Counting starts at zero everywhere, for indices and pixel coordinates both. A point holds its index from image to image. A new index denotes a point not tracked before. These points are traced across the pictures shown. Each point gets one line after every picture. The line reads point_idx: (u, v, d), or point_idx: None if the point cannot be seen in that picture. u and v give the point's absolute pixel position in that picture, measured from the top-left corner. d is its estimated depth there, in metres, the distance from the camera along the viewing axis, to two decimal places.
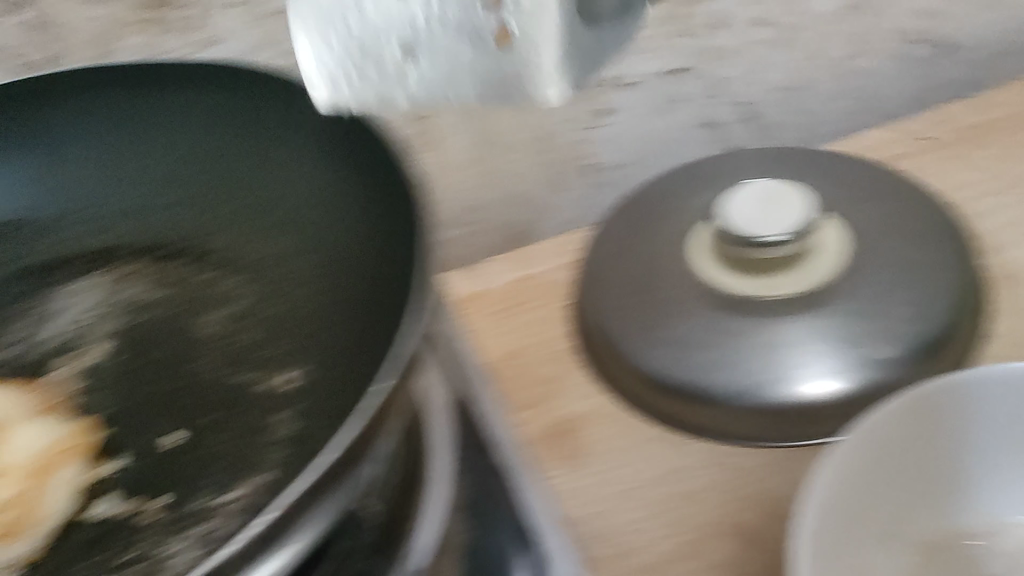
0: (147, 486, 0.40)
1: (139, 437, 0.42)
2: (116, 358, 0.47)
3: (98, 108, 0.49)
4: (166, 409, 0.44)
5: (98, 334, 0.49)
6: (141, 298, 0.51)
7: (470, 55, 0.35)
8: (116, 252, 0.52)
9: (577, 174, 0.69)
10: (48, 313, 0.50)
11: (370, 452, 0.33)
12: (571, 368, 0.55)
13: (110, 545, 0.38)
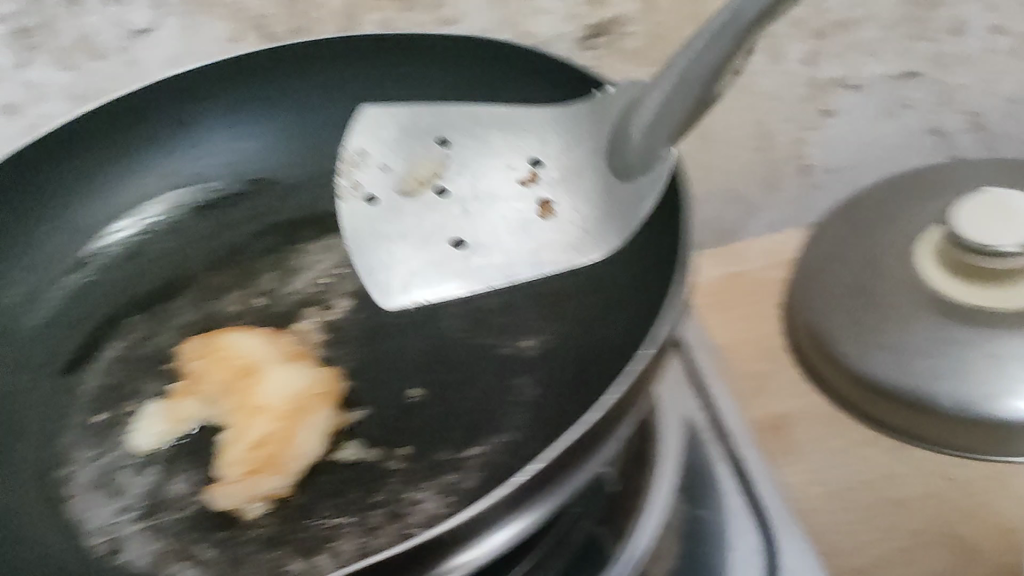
0: (389, 436, 0.41)
1: (378, 391, 0.44)
2: (356, 313, 0.48)
3: (382, 76, 0.55)
4: (409, 368, 0.45)
5: (340, 292, 0.49)
6: None
7: (530, 232, 0.45)
8: None
9: (794, 174, 0.68)
10: (294, 269, 0.51)
11: (617, 427, 0.34)
12: (783, 365, 0.57)
13: (360, 487, 0.39)
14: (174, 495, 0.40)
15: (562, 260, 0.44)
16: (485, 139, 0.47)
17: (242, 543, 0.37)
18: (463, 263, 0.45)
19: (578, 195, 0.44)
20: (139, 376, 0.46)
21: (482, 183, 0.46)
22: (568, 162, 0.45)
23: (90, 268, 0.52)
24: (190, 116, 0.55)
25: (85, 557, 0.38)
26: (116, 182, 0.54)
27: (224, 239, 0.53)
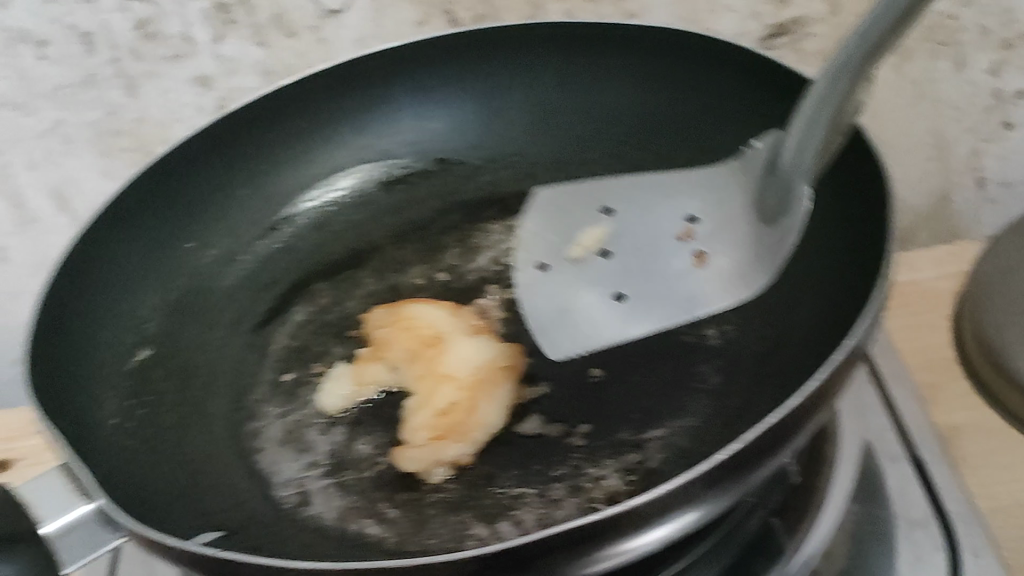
0: (567, 414, 0.43)
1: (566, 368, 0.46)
2: None
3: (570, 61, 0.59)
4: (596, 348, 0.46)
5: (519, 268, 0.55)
6: None
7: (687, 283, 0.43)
8: None
9: (971, 186, 0.68)
10: (476, 246, 0.57)
11: (806, 426, 0.34)
12: (960, 378, 0.53)
13: (541, 460, 0.41)
14: (359, 455, 0.43)
15: (716, 302, 0.42)
16: (652, 200, 0.46)
17: (424, 505, 0.40)
18: (624, 314, 0.44)
19: (732, 241, 0.42)
20: (328, 339, 0.52)
21: (644, 242, 0.45)
22: (726, 213, 0.43)
23: (289, 229, 0.58)
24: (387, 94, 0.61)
25: (276, 506, 0.41)
26: (314, 153, 0.60)
27: (408, 213, 0.59)
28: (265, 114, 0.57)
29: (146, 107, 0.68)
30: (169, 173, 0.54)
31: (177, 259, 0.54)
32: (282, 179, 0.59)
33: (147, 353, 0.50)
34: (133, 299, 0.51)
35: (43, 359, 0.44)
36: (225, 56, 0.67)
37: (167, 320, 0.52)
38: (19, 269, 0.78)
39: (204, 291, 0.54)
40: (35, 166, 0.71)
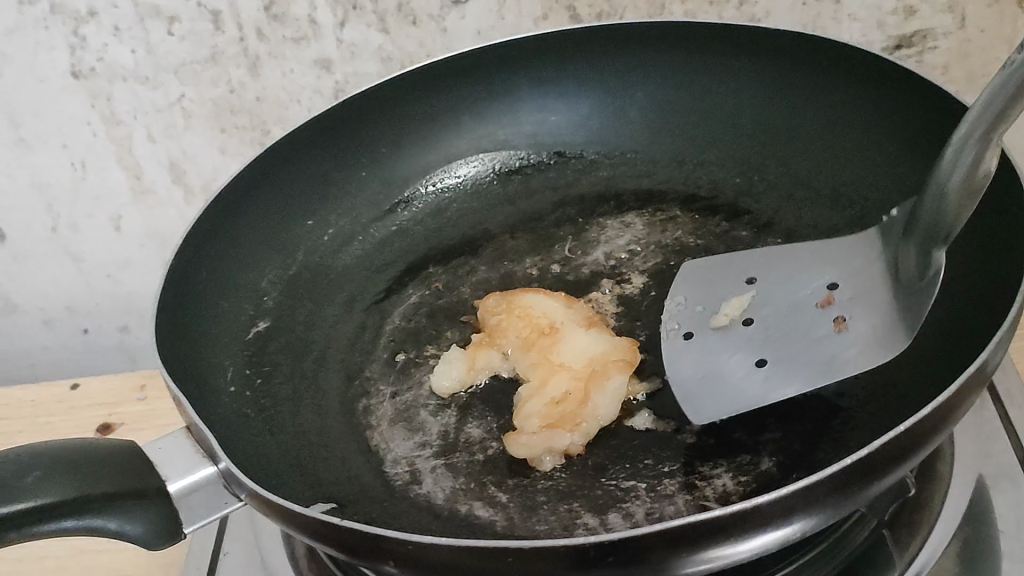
0: (676, 412, 0.45)
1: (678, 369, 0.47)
2: (646, 293, 0.54)
3: (697, 57, 0.61)
4: None
5: (634, 268, 0.55)
6: (671, 241, 0.57)
7: (827, 344, 0.43)
8: (666, 197, 0.60)
9: None
10: (591, 240, 0.58)
11: (931, 444, 0.34)
12: None
13: (650, 456, 0.43)
14: (468, 438, 0.45)
15: (858, 366, 0.42)
16: (795, 276, 0.47)
17: (531, 492, 0.42)
18: (769, 374, 0.43)
19: (873, 310, 0.43)
20: (441, 323, 0.54)
21: (788, 312, 0.45)
22: (867, 290, 0.44)
23: (408, 210, 0.63)
24: (514, 86, 0.64)
25: (388, 482, 0.43)
26: (438, 141, 0.65)
27: (521, 205, 0.62)
28: (391, 100, 0.62)
29: (266, 87, 0.70)
30: (299, 151, 0.59)
31: (300, 236, 0.59)
32: (404, 166, 0.64)
33: (263, 326, 0.52)
34: (257, 272, 0.55)
35: (172, 324, 0.46)
36: (347, 41, 0.68)
37: (285, 293, 0.55)
38: (130, 239, 0.80)
39: (320, 266, 0.58)
40: (155, 139, 0.73)
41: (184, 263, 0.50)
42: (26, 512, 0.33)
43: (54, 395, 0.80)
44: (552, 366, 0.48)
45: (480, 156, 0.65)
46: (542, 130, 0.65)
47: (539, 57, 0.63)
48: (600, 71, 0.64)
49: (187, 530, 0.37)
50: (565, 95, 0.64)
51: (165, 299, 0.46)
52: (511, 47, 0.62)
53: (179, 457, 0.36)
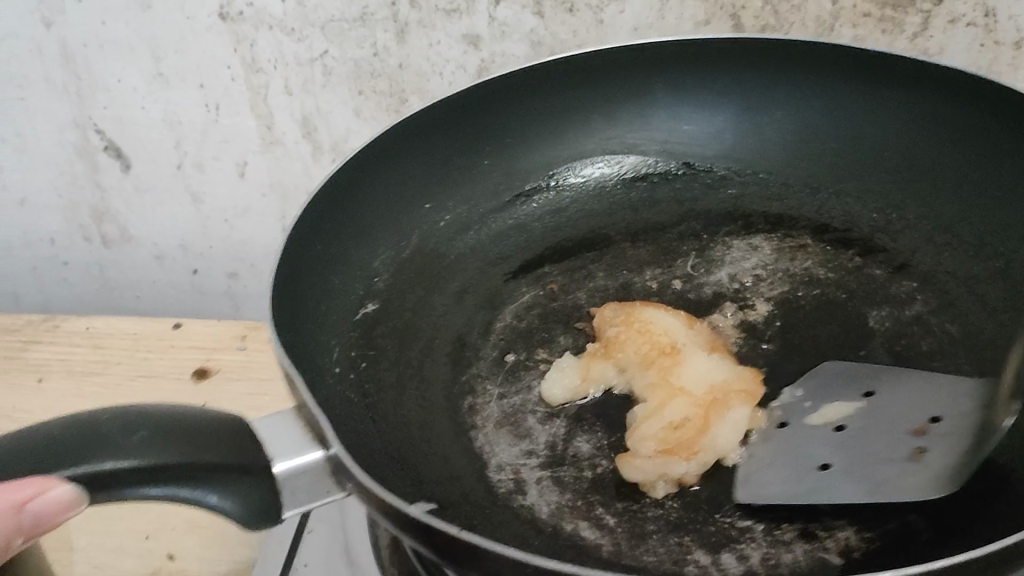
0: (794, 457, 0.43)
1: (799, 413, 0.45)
2: (771, 323, 0.51)
3: (849, 80, 0.58)
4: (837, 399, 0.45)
5: (759, 294, 0.53)
6: (801, 271, 0.54)
7: (896, 467, 0.41)
8: (795, 223, 0.57)
9: None
10: (716, 260, 0.55)
11: None
12: None
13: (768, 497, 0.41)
14: (577, 454, 0.44)
15: (907, 494, 0.39)
16: (906, 395, 0.45)
17: (642, 520, 0.41)
18: (831, 476, 0.41)
19: (955, 450, 0.41)
20: (554, 327, 0.52)
21: (881, 426, 0.43)
22: (958, 435, 0.42)
23: (528, 205, 0.61)
24: (651, 87, 0.62)
25: (492, 488, 0.42)
26: (565, 135, 0.62)
27: (644, 214, 0.59)
28: (521, 90, 0.60)
29: (409, 55, 0.69)
30: (431, 130, 0.58)
31: (417, 218, 0.57)
32: (528, 158, 0.62)
33: (371, 309, 0.51)
34: (370, 252, 0.54)
35: (289, 290, 0.45)
36: (499, 19, 0.66)
37: (397, 276, 0.54)
38: (252, 186, 0.79)
39: (436, 252, 0.56)
40: (292, 91, 0.73)
41: (305, 230, 0.49)
42: (126, 471, 0.34)
43: (157, 332, 0.81)
44: (672, 387, 0.46)
45: (607, 158, 0.62)
46: (675, 137, 0.62)
47: (684, 60, 0.61)
48: (740, 85, 0.61)
49: (287, 513, 0.37)
50: (705, 104, 0.62)
51: (284, 267, 0.45)
52: (652, 51, 0.60)
53: (287, 441, 0.36)
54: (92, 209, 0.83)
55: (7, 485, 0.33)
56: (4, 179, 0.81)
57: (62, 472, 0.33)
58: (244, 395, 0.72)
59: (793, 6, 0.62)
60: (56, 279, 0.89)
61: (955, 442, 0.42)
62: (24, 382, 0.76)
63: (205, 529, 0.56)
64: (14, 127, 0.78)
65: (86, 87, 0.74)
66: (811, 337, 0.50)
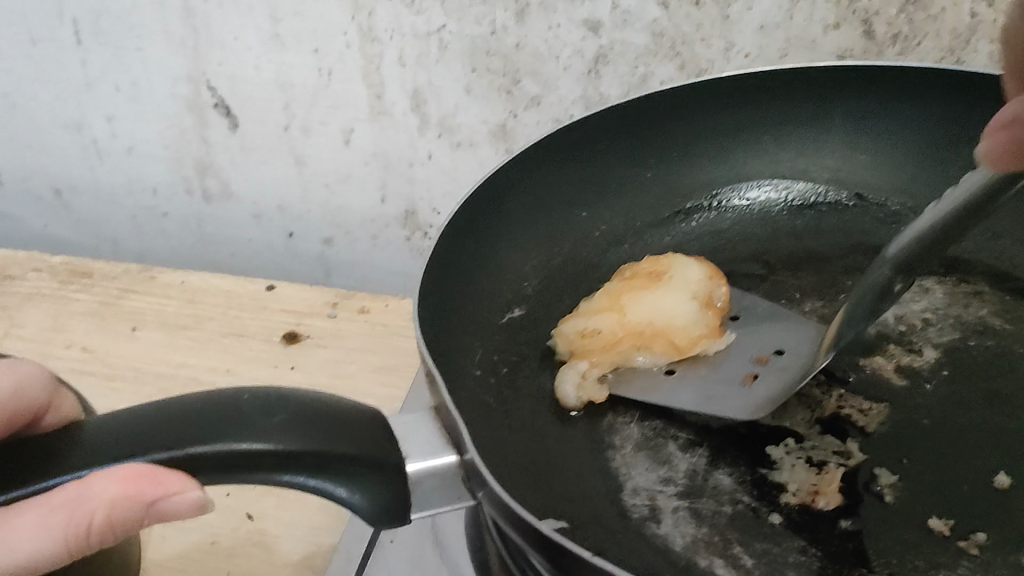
0: (944, 506, 0.40)
1: (968, 468, 0.41)
2: (936, 372, 0.46)
3: None
4: (1000, 458, 0.41)
5: (926, 340, 0.48)
6: (976, 318, 0.48)
7: (723, 386, 0.46)
8: (971, 267, 0.52)
9: None
10: None
11: None
12: None
13: (921, 556, 0.38)
14: (717, 486, 0.41)
15: (712, 407, 0.44)
16: (766, 329, 0.49)
17: (784, 564, 0.38)
18: (653, 381, 0.47)
19: (779, 382, 0.45)
20: None
21: (731, 354, 0.48)
22: (790, 368, 0.46)
23: (688, 222, 0.59)
24: (820, 113, 0.59)
25: (625, 513, 0.41)
26: (732, 155, 0.61)
27: (808, 242, 0.56)
28: (683, 105, 0.59)
29: (527, 35, 0.68)
30: (590, 140, 0.57)
31: (572, 224, 0.57)
32: (694, 174, 0.61)
33: (519, 313, 0.52)
34: (516, 254, 0.55)
35: (435, 288, 0.46)
36: (623, 7, 0.65)
37: (547, 283, 0.54)
38: (356, 155, 0.79)
39: (586, 262, 0.56)
40: (405, 63, 0.72)
41: (456, 231, 0.50)
42: (262, 454, 0.35)
43: (250, 291, 0.81)
44: (615, 306, 0.50)
45: (775, 180, 0.60)
46: (848, 166, 0.59)
47: (858, 88, 0.58)
48: (915, 117, 0.57)
49: (414, 514, 0.39)
50: (877, 136, 0.59)
51: (433, 274, 0.47)
52: (824, 79, 0.57)
53: (424, 441, 0.39)
54: (196, 163, 0.83)
55: (140, 474, 0.34)
56: (114, 127, 0.82)
57: (200, 450, 0.34)
58: (333, 363, 0.72)
59: (930, 16, 0.60)
60: (155, 229, 0.90)
61: (787, 373, 0.46)
62: (120, 329, 0.77)
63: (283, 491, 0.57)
64: (129, 77, 0.78)
65: (203, 44, 0.74)
66: (984, 392, 0.44)
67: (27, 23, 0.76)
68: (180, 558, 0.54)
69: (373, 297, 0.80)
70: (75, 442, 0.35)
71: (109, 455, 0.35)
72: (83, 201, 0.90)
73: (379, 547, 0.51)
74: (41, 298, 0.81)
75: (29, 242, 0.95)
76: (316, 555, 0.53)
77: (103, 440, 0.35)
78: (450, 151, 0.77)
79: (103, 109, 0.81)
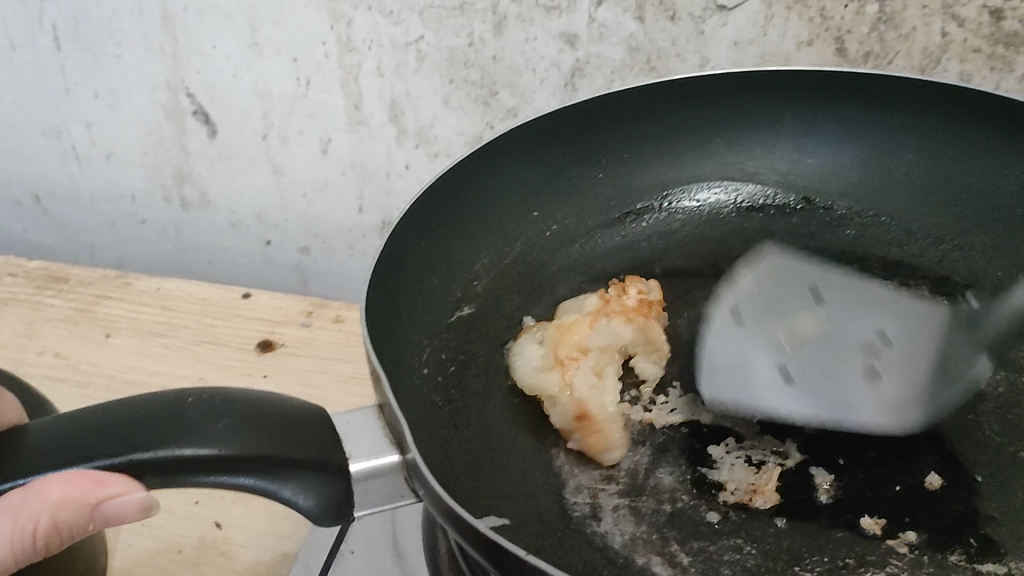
0: (872, 503, 0.42)
1: (898, 469, 0.43)
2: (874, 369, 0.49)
3: (970, 127, 0.55)
4: (925, 456, 0.44)
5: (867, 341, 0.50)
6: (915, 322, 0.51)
7: (845, 386, 0.48)
8: (912, 272, 0.54)
9: None
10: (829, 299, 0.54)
11: None
12: None
13: (852, 555, 0.40)
14: (657, 485, 0.44)
15: (858, 413, 0.46)
16: (864, 310, 0.52)
17: (720, 563, 0.40)
18: (773, 389, 0.48)
19: (905, 375, 0.48)
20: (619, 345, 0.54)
21: (837, 348, 0.50)
22: (913, 359, 0.49)
23: (637, 223, 0.60)
24: (769, 115, 0.60)
25: (568, 512, 0.42)
26: (683, 158, 0.61)
27: (756, 243, 0.57)
28: (633, 108, 0.59)
29: (504, 48, 0.68)
30: (544, 138, 0.58)
31: (523, 225, 0.57)
32: (644, 176, 0.61)
33: (467, 312, 0.52)
34: (473, 254, 0.55)
35: (383, 295, 0.46)
36: (599, 21, 0.65)
37: (497, 280, 0.55)
38: (334, 164, 0.79)
39: (536, 262, 0.57)
40: (383, 73, 0.72)
41: (404, 234, 0.50)
42: (203, 460, 0.34)
43: (225, 299, 0.81)
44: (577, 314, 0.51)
45: (724, 182, 0.61)
46: (798, 169, 0.60)
47: (808, 88, 0.58)
48: (861, 124, 0.59)
49: (358, 512, 0.39)
50: (826, 140, 0.59)
51: (382, 270, 0.46)
52: (777, 79, 0.58)
53: (365, 440, 0.38)
54: (175, 170, 0.83)
55: (82, 479, 0.34)
56: (93, 134, 0.83)
57: (142, 455, 0.34)
58: (305, 371, 0.72)
59: (901, 35, 0.60)
60: (134, 235, 0.90)
61: (905, 366, 0.48)
62: (94, 336, 0.77)
63: (247, 498, 0.57)
64: (108, 83, 0.78)
65: (182, 50, 0.74)
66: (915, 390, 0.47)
67: (7, 28, 0.77)
68: (142, 562, 0.53)
69: (348, 307, 0.80)
70: (19, 444, 0.35)
71: (51, 460, 0.35)
72: (62, 207, 0.90)
73: (341, 559, 0.49)
74: (16, 304, 0.81)
75: (10, 247, 0.95)
76: (277, 560, 0.53)
77: (46, 442, 0.35)
78: (428, 161, 0.77)
79: (83, 115, 0.82)
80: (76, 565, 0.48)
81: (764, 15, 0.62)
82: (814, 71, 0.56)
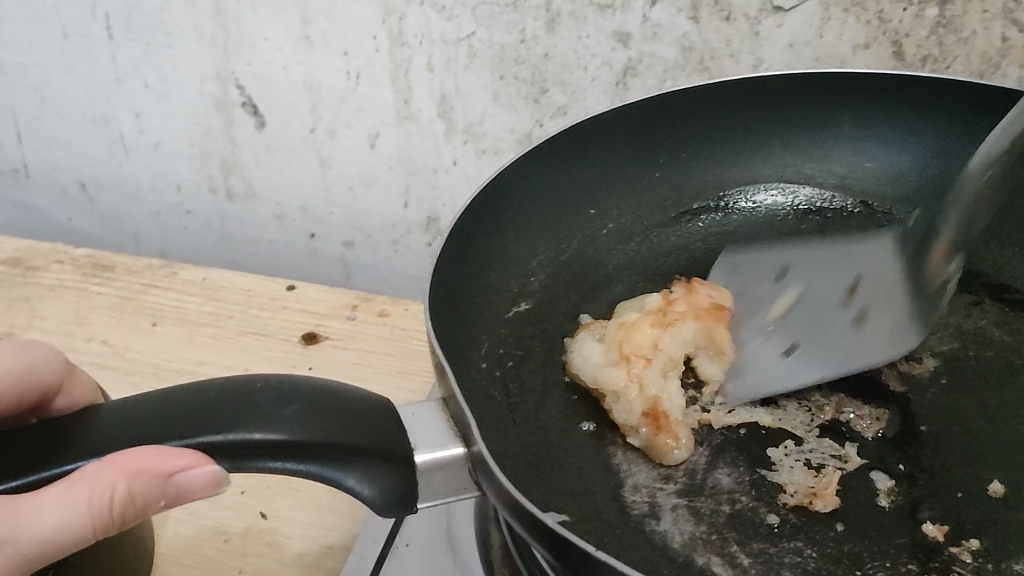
0: (934, 509, 0.42)
1: (959, 476, 0.43)
2: (934, 378, 0.48)
3: None
4: (985, 464, 0.43)
5: (925, 347, 0.50)
6: (975, 329, 0.50)
7: (848, 332, 0.49)
8: (971, 280, 0.53)
9: None
10: None
11: None
12: None
13: (915, 560, 0.40)
14: (716, 485, 0.43)
15: (876, 355, 0.48)
16: (823, 270, 0.53)
17: (780, 565, 0.40)
18: (792, 363, 0.48)
19: (887, 309, 0.50)
20: None
21: (819, 307, 0.51)
22: (887, 294, 0.51)
23: (695, 222, 0.59)
24: (829, 117, 0.59)
25: (626, 509, 0.42)
26: (739, 158, 0.61)
27: None
28: (692, 105, 0.59)
29: (556, 45, 0.68)
30: (600, 136, 0.57)
31: (579, 223, 0.57)
32: (701, 175, 0.61)
33: (524, 308, 0.53)
34: (530, 250, 0.55)
35: (445, 290, 0.46)
36: (653, 20, 0.65)
37: (554, 278, 0.55)
38: (381, 159, 0.79)
39: (592, 259, 0.57)
40: (433, 69, 0.72)
41: (462, 229, 0.50)
42: (274, 445, 0.34)
43: (271, 291, 0.81)
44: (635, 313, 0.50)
45: (781, 184, 0.60)
46: (855, 173, 0.59)
47: (870, 89, 0.57)
48: (921, 127, 0.58)
49: (420, 503, 0.39)
50: (887, 143, 0.59)
51: (444, 265, 0.47)
52: (837, 80, 0.57)
53: (430, 431, 0.38)
54: (221, 161, 0.84)
55: (155, 449, 0.34)
56: (142, 123, 0.83)
57: (214, 437, 0.34)
58: (350, 365, 0.72)
59: (961, 40, 0.60)
60: (178, 225, 0.91)
61: (886, 300, 0.51)
62: (140, 324, 0.77)
63: (294, 490, 0.57)
64: (158, 73, 0.79)
65: (232, 42, 0.75)
66: (975, 400, 0.47)
67: (61, 17, 0.77)
68: (189, 551, 0.53)
69: (393, 302, 0.80)
70: (87, 427, 0.35)
71: (116, 441, 0.35)
72: (108, 195, 0.90)
73: (395, 551, 0.49)
74: (64, 291, 0.82)
75: (53, 236, 0.96)
76: (324, 552, 0.53)
77: (113, 425, 0.35)
78: (475, 158, 0.77)
79: (132, 105, 0.82)
80: (128, 550, 0.48)
81: (821, 17, 0.61)
82: (877, 74, 0.56)
